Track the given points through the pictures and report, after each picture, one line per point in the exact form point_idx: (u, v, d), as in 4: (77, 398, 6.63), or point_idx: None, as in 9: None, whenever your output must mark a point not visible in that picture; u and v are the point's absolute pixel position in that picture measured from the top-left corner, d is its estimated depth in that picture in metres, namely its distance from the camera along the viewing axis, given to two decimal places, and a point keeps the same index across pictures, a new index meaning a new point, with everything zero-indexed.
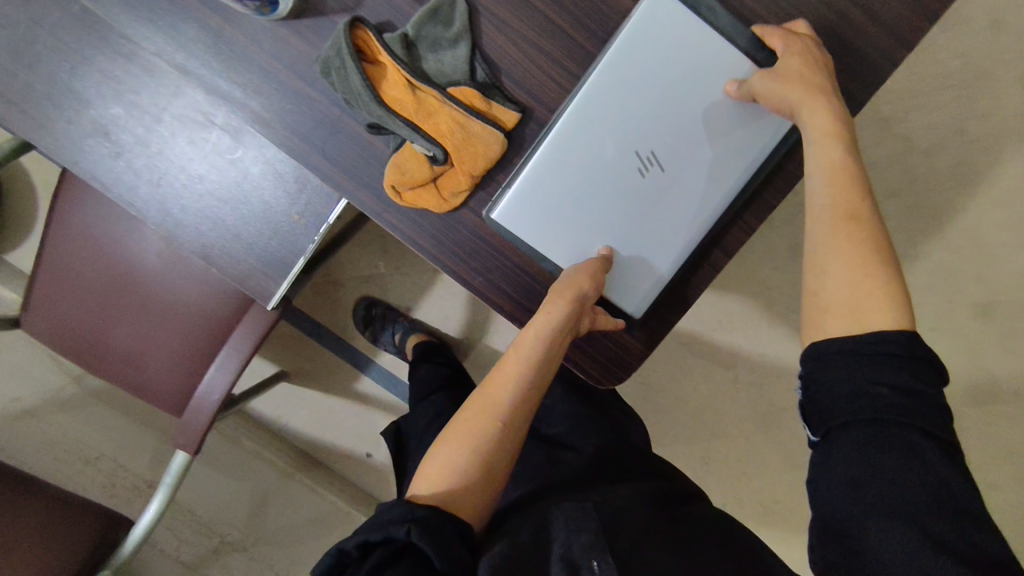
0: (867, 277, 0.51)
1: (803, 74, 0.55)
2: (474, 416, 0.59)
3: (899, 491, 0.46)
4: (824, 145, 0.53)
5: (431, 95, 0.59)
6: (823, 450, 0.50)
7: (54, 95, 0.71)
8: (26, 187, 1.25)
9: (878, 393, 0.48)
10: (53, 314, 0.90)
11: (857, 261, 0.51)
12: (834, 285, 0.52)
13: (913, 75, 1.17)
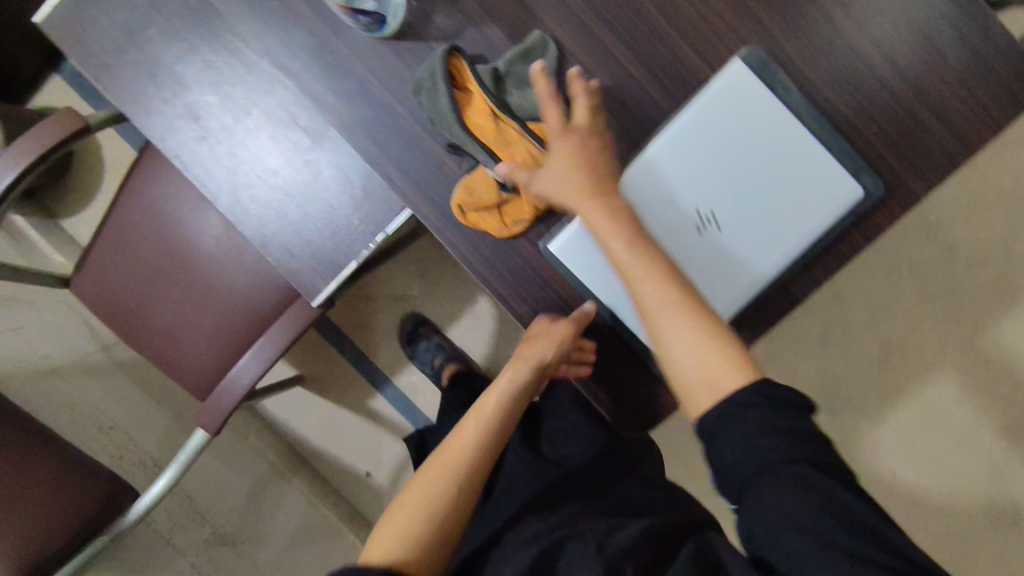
0: (711, 349, 0.54)
1: (573, 166, 0.59)
2: (435, 474, 0.62)
3: (812, 527, 0.48)
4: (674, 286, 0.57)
5: (512, 128, 0.62)
6: (741, 513, 0.52)
7: (159, 77, 0.76)
8: (95, 160, 1.31)
9: (760, 443, 0.50)
10: (104, 280, 0.94)
11: (694, 334, 0.55)
12: (681, 357, 0.55)
13: (963, 188, 1.20)
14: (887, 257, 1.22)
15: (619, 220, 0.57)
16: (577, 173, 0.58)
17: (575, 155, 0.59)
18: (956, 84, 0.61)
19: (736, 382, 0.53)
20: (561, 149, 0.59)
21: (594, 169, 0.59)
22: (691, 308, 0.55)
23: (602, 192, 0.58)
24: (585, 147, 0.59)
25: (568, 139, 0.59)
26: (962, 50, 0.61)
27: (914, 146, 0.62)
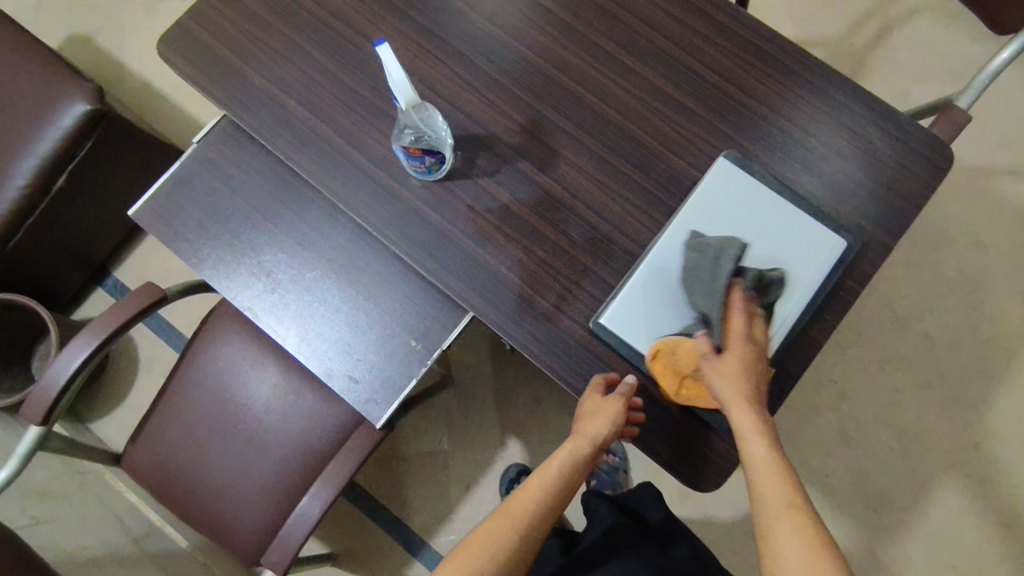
0: (820, 554, 0.54)
1: (746, 369, 0.65)
2: (498, 522, 0.63)
3: None
4: (786, 513, 0.57)
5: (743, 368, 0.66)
6: None
7: (235, 243, 0.90)
8: (130, 359, 1.38)
9: None
10: (159, 449, 0.96)
11: (804, 538, 0.55)
12: (788, 554, 0.55)
13: (920, 282, 1.36)
14: (874, 351, 1.33)
15: (767, 429, 0.62)
16: (750, 379, 0.65)
17: (754, 364, 0.66)
18: (891, 159, 0.78)
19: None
20: (747, 350, 0.66)
21: (760, 382, 0.66)
22: (805, 512, 0.57)
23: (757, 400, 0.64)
24: (761, 365, 0.67)
25: (754, 349, 0.66)
26: (885, 135, 0.79)
27: (876, 207, 0.77)
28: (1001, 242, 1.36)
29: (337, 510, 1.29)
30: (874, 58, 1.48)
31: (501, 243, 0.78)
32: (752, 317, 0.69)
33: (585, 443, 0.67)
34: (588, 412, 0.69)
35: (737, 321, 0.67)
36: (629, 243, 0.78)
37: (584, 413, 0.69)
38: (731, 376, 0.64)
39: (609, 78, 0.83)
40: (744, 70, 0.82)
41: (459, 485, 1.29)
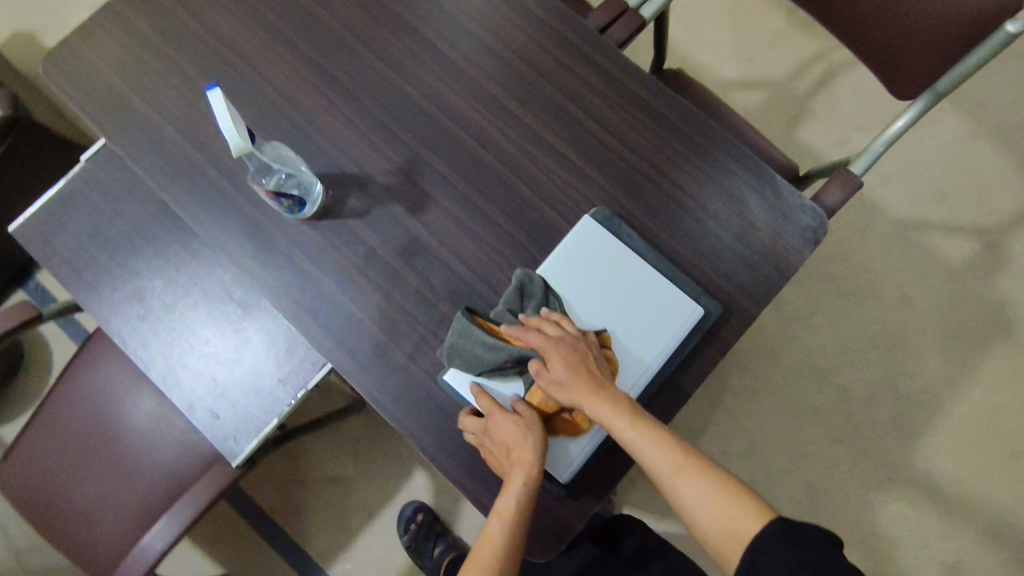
0: (723, 501, 0.59)
1: (575, 371, 0.64)
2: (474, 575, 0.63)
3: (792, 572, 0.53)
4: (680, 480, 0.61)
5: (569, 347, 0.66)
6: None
7: (111, 266, 0.88)
8: (41, 365, 1.36)
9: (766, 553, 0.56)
10: (29, 467, 0.95)
11: (712, 487, 0.60)
12: (702, 515, 0.60)
13: (843, 335, 1.35)
14: (790, 402, 1.32)
15: (626, 407, 0.63)
16: (584, 375, 0.64)
17: (578, 359, 0.65)
18: (765, 229, 0.77)
19: (755, 523, 0.58)
20: (561, 354, 0.65)
21: (595, 368, 0.66)
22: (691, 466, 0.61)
23: (604, 384, 0.65)
24: (584, 350, 0.66)
25: (565, 346, 0.65)
26: (762, 201, 0.78)
27: (742, 277, 0.76)
28: (928, 300, 1.35)
29: (236, 532, 1.27)
30: (816, 104, 1.47)
31: (365, 289, 0.77)
32: (541, 323, 0.68)
33: (531, 471, 0.65)
34: (520, 440, 0.66)
35: (534, 338, 0.66)
36: (492, 296, 0.76)
37: (512, 447, 0.66)
38: (572, 388, 0.64)
39: (491, 124, 0.81)
40: (628, 125, 0.81)
41: (361, 513, 1.27)
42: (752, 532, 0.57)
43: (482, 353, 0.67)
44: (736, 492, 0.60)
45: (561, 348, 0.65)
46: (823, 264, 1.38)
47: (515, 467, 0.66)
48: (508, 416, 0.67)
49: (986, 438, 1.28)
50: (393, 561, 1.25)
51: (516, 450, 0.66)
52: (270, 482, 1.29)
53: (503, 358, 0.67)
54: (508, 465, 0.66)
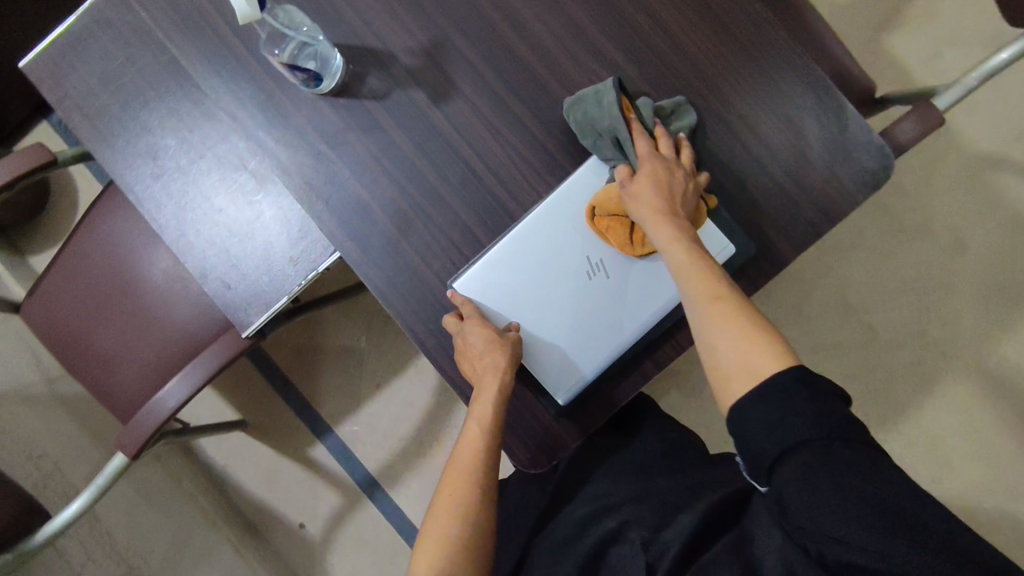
0: (753, 341, 0.58)
1: (660, 187, 0.65)
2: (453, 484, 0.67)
3: (793, 418, 0.53)
4: (711, 311, 0.60)
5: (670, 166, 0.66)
6: (737, 419, 0.56)
7: (123, 119, 0.82)
8: (71, 201, 1.37)
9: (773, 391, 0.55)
10: (52, 309, 0.98)
11: (744, 331, 0.58)
12: (726, 344, 0.59)
13: (882, 270, 1.28)
14: (810, 333, 1.29)
15: (689, 242, 0.63)
16: (667, 197, 0.64)
17: (668, 182, 0.65)
18: (820, 165, 0.70)
19: (775, 365, 0.56)
20: (656, 166, 0.65)
21: (680, 199, 0.65)
22: (732, 307, 0.60)
23: (677, 216, 0.65)
24: (680, 180, 0.66)
25: (664, 165, 0.66)
26: (821, 131, 0.70)
27: (784, 217, 0.70)
28: (982, 246, 1.26)
29: (253, 384, 1.34)
30: (911, 10, 1.29)
31: (380, 180, 0.73)
32: (662, 138, 0.68)
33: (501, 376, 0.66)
34: (491, 350, 0.66)
35: (643, 145, 0.67)
36: (513, 205, 0.72)
37: (482, 354, 0.66)
38: (647, 198, 0.64)
39: (533, 8, 0.72)
40: (686, 26, 0.71)
41: (369, 381, 1.32)
42: (772, 370, 0.56)
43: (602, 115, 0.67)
44: (770, 339, 0.58)
45: (661, 164, 0.66)
46: (877, 196, 1.29)
47: (486, 375, 0.67)
48: (480, 324, 0.67)
49: (1008, 393, 1.25)
50: (397, 430, 1.31)
51: (480, 359, 0.66)
52: (287, 343, 1.34)
53: (613, 133, 0.67)
54: (478, 371, 0.67)
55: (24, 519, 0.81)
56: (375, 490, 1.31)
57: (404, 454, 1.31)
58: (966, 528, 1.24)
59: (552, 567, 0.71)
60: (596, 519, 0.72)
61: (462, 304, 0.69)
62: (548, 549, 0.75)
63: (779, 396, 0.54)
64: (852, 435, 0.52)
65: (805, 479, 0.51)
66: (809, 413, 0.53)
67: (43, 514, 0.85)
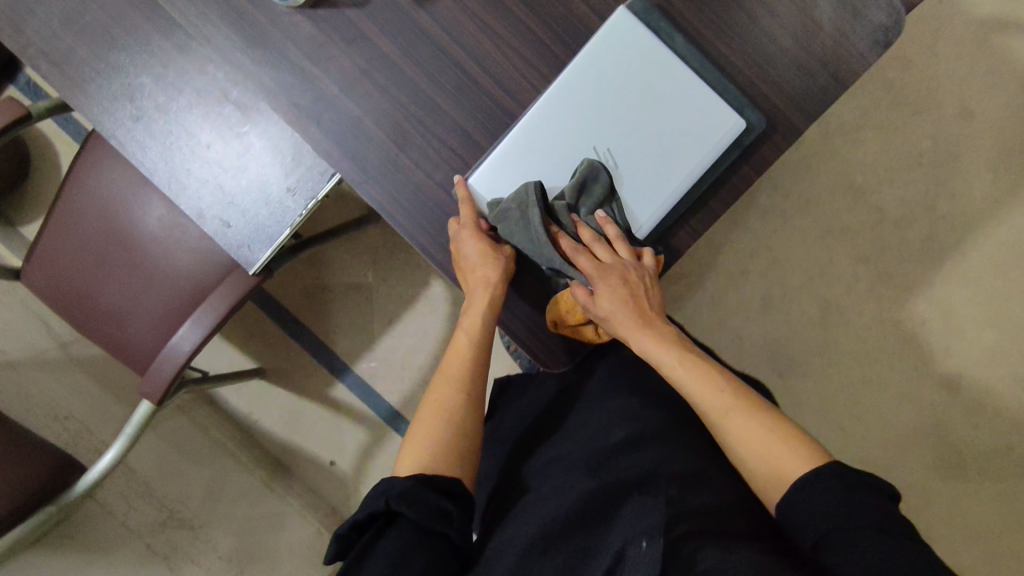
0: (772, 442, 0.60)
1: (622, 303, 0.64)
2: (440, 389, 0.67)
3: (847, 509, 0.54)
4: (724, 424, 0.62)
5: (621, 271, 0.64)
6: (785, 506, 0.58)
7: (91, 60, 0.78)
8: (53, 164, 1.33)
9: (825, 479, 0.56)
10: (50, 270, 0.95)
11: (756, 429, 0.61)
12: (748, 452, 0.61)
13: (889, 151, 1.25)
14: (819, 221, 1.28)
15: (666, 343, 0.65)
16: (630, 308, 0.64)
17: (627, 291, 0.64)
18: (829, 26, 0.67)
19: (804, 466, 0.58)
20: (609, 283, 0.63)
21: (643, 299, 0.65)
22: (743, 412, 0.62)
23: (644, 319, 0.66)
24: (635, 279, 0.65)
25: (616, 274, 0.64)
26: None
27: (794, 88, 0.68)
28: (989, 115, 1.24)
29: (267, 331, 1.34)
30: None
31: (370, 93, 0.69)
32: (593, 243, 0.66)
33: (489, 289, 0.66)
34: (476, 266, 0.67)
35: (585, 263, 0.64)
36: (512, 105, 0.70)
37: (475, 266, 0.66)
38: (613, 315, 0.64)
39: None
40: None
41: (382, 316, 1.32)
42: (796, 474, 0.58)
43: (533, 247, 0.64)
44: (789, 438, 0.61)
45: (614, 277, 0.64)
46: (881, 72, 1.25)
47: (476, 286, 0.67)
48: (474, 235, 0.66)
49: (1017, 260, 1.25)
50: (414, 362, 1.32)
51: (474, 272, 0.66)
52: (294, 286, 1.33)
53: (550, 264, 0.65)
54: (469, 284, 0.67)
55: (59, 472, 0.83)
56: (398, 422, 1.33)
57: (423, 384, 1.32)
58: (977, 398, 1.26)
59: (563, 482, 0.67)
60: (622, 452, 0.69)
61: (462, 201, 0.67)
62: (556, 461, 0.71)
63: (818, 488, 0.56)
64: (894, 519, 0.54)
65: (847, 538, 0.53)
66: (852, 488, 0.55)
67: (78, 470, 0.87)
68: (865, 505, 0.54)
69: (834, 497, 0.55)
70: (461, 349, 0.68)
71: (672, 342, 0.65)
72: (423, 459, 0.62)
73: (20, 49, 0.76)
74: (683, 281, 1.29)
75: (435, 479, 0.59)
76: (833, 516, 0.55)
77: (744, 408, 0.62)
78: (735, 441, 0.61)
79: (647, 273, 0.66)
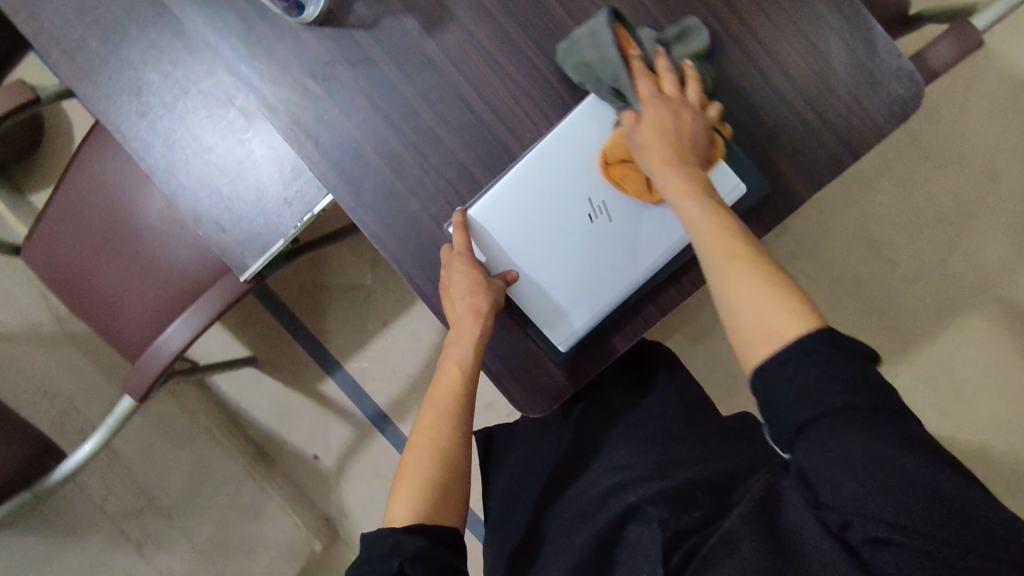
0: (772, 300, 0.53)
1: (665, 130, 0.60)
2: (428, 425, 0.64)
3: (837, 400, 0.49)
4: (725, 267, 0.55)
5: (678, 103, 0.60)
6: (766, 389, 0.53)
7: (102, 53, 0.78)
8: (68, 137, 1.35)
9: (816, 361, 0.50)
10: (50, 251, 0.96)
11: (756, 285, 0.54)
12: (744, 311, 0.54)
13: (906, 203, 1.23)
14: (827, 267, 1.25)
15: (700, 186, 0.59)
16: (671, 140, 0.60)
17: (674, 123, 0.60)
18: (844, 93, 0.65)
19: (794, 334, 0.52)
20: (661, 105, 0.60)
21: (691, 143, 0.60)
22: (749, 262, 0.55)
23: (687, 161, 0.60)
24: (687, 118, 0.60)
25: (670, 102, 0.60)
26: (847, 56, 0.64)
27: (803, 151, 0.66)
28: (1013, 176, 1.20)
29: (263, 322, 1.34)
30: None
31: (372, 118, 0.68)
32: (664, 73, 0.62)
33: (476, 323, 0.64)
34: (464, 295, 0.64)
35: (644, 83, 0.61)
36: (512, 143, 0.68)
37: (463, 296, 0.64)
38: (648, 144, 0.60)
39: None
40: None
41: (377, 318, 1.32)
42: (787, 339, 0.52)
43: (601, 53, 0.62)
44: (793, 303, 0.53)
45: (667, 103, 0.60)
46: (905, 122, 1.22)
47: (465, 320, 0.64)
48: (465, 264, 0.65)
49: None
50: (405, 366, 1.32)
51: (461, 300, 0.64)
52: (294, 280, 1.33)
53: (612, 79, 0.62)
54: (457, 315, 0.65)
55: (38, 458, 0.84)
56: (384, 424, 1.33)
57: (413, 389, 1.32)
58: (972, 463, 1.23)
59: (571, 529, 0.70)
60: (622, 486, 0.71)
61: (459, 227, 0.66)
62: (567, 513, 0.73)
63: (802, 360, 0.51)
64: (875, 409, 0.49)
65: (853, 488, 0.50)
66: (834, 385, 0.49)
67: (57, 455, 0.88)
68: (850, 386, 0.49)
69: (816, 376, 0.50)
70: (448, 380, 0.66)
71: (709, 187, 0.59)
72: (419, 509, 0.60)
73: (32, 37, 0.76)
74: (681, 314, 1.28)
75: (436, 531, 0.59)
76: (817, 411, 0.50)
77: (757, 264, 0.55)
78: (731, 294, 0.55)
79: (704, 124, 0.61)
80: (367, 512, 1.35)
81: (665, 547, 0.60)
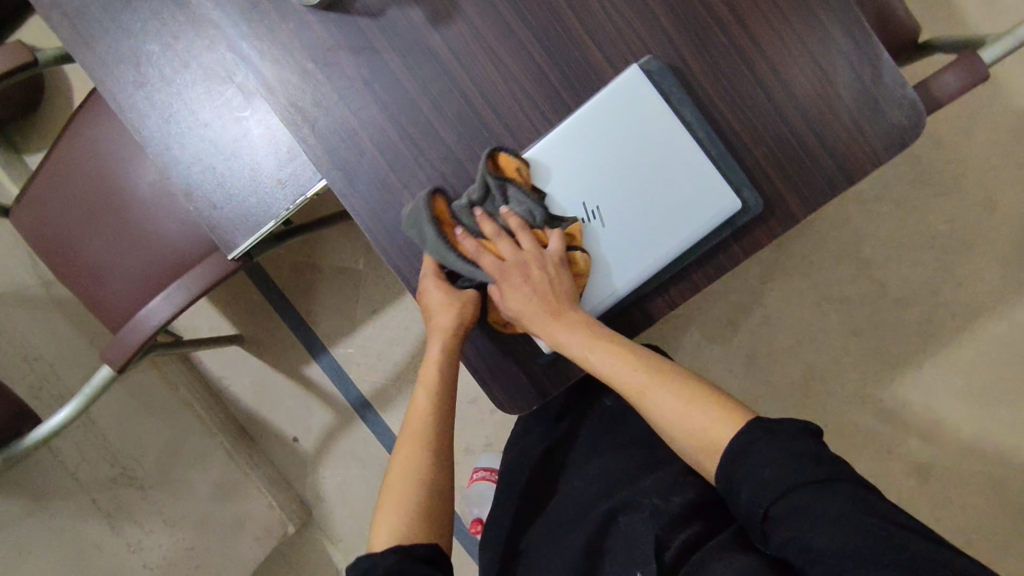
0: (696, 410, 0.59)
1: (529, 296, 0.62)
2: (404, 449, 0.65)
3: (790, 468, 0.53)
4: (654, 387, 0.61)
5: (523, 261, 0.63)
6: (729, 468, 0.56)
7: (104, 20, 0.77)
8: (66, 99, 1.33)
9: (759, 439, 0.56)
10: (40, 215, 0.95)
11: (679, 402, 0.60)
12: (680, 426, 0.60)
13: (902, 228, 1.23)
14: (819, 286, 1.25)
15: (583, 330, 0.62)
16: (537, 303, 0.62)
17: (530, 286, 0.62)
18: (846, 119, 0.65)
19: (732, 430, 0.58)
20: (511, 281, 0.62)
21: (554, 289, 0.63)
22: (663, 382, 0.61)
23: (563, 309, 0.63)
24: (539, 273, 0.62)
25: (516, 269, 0.63)
26: (851, 81, 0.64)
27: (801, 173, 0.65)
28: (1011, 209, 1.21)
29: (252, 300, 1.34)
30: None
31: (371, 107, 0.68)
32: (497, 238, 0.64)
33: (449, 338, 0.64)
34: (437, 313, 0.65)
35: (487, 262, 0.63)
36: (511, 143, 0.68)
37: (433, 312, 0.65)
38: (524, 315, 0.63)
39: None
40: None
41: (367, 304, 1.32)
42: (726, 438, 0.57)
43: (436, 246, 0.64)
44: (717, 403, 0.60)
45: (514, 273, 0.63)
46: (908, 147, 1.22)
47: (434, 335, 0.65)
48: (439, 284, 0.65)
49: (1011, 359, 1.22)
50: (391, 355, 1.32)
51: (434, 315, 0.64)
52: (286, 260, 1.32)
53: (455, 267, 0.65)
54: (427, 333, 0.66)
55: (12, 423, 0.84)
56: (366, 411, 1.33)
57: (397, 378, 1.32)
58: (946, 490, 1.24)
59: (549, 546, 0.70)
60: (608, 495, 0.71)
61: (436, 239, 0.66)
62: (548, 531, 0.72)
63: (740, 456, 0.56)
64: (829, 473, 0.53)
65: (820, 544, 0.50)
66: (780, 465, 0.54)
67: (31, 420, 0.87)
68: (801, 455, 0.54)
69: (762, 462, 0.55)
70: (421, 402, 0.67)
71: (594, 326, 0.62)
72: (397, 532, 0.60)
73: None
74: (670, 323, 1.28)
75: (414, 548, 0.59)
76: (775, 479, 0.53)
77: (682, 382, 0.61)
78: (669, 408, 0.60)
79: (552, 263, 0.63)
80: (343, 497, 1.35)
81: (664, 535, 0.63)
